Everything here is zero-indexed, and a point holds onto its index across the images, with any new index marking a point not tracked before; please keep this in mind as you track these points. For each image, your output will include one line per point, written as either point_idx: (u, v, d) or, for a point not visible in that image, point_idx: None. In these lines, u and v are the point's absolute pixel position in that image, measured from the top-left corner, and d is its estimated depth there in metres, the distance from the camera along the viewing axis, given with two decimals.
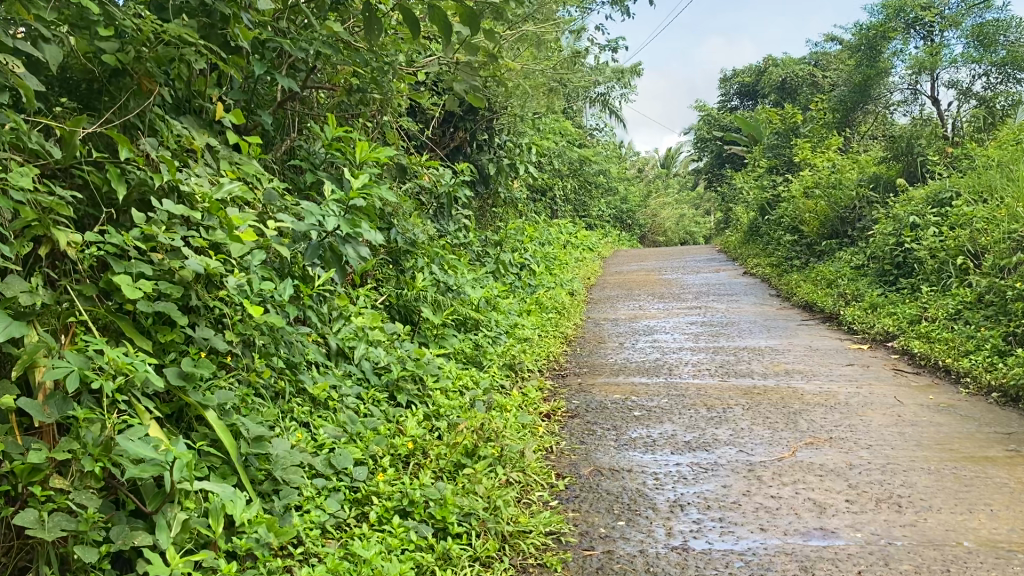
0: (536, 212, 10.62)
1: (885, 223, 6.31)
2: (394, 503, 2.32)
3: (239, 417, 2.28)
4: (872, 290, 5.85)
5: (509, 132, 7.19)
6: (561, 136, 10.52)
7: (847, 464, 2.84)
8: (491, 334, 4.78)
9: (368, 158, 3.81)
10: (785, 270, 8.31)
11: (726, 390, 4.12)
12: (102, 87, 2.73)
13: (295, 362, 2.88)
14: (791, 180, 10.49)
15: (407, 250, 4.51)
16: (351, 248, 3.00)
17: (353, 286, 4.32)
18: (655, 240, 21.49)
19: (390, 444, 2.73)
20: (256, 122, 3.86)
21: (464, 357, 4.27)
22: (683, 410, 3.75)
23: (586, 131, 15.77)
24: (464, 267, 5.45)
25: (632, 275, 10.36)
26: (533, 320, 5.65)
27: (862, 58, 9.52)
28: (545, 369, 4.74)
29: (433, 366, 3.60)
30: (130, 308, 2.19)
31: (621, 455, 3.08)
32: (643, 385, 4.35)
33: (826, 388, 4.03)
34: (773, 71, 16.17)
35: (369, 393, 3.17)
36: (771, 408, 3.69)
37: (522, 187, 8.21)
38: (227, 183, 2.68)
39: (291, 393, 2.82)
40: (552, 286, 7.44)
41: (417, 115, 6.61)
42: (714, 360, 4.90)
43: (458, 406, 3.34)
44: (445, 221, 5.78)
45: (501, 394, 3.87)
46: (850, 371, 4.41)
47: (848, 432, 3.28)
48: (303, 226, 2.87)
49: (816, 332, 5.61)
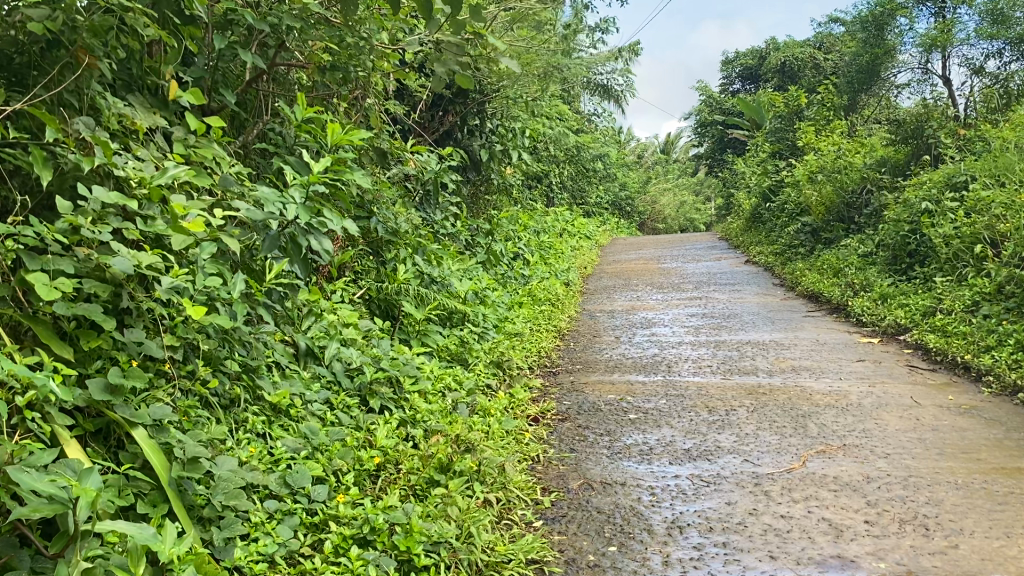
0: (531, 200, 10.33)
1: (895, 209, 6.03)
2: (354, 530, 2.04)
3: (177, 434, 2.00)
4: (882, 280, 5.58)
5: (502, 115, 6.91)
6: (557, 121, 10.22)
7: (864, 477, 2.57)
8: (479, 329, 4.51)
9: (341, 142, 3.51)
10: (790, 258, 8.03)
11: (729, 390, 3.84)
12: (35, 61, 2.42)
13: (252, 366, 2.60)
14: (795, 164, 10.19)
15: (388, 240, 4.23)
16: (315, 240, 2.73)
17: (329, 279, 4.04)
18: (655, 227, 21.18)
19: (356, 457, 2.45)
20: (221, 103, 3.57)
21: (448, 355, 3.99)
22: (683, 413, 3.47)
23: (583, 117, 15.46)
24: (451, 258, 5.17)
25: (629, 264, 10.09)
26: (524, 313, 5.37)
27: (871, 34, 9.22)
28: (536, 366, 4.47)
29: (410, 367, 3.32)
30: (48, 311, 1.91)
31: (614, 466, 2.81)
32: (639, 383, 4.08)
33: (835, 387, 3.76)
34: (774, 53, 15.86)
35: (338, 398, 2.89)
36: (777, 411, 3.42)
37: (516, 174, 7.93)
38: (171, 168, 2.40)
39: (247, 401, 2.54)
40: (546, 277, 7.16)
41: (405, 98, 6.32)
42: (715, 355, 4.63)
43: (438, 410, 3.06)
44: (431, 208, 5.50)
45: (487, 396, 3.60)
46: (861, 367, 4.14)
47: (862, 438, 3.00)
48: (262, 215, 2.60)
49: (823, 324, 5.33)
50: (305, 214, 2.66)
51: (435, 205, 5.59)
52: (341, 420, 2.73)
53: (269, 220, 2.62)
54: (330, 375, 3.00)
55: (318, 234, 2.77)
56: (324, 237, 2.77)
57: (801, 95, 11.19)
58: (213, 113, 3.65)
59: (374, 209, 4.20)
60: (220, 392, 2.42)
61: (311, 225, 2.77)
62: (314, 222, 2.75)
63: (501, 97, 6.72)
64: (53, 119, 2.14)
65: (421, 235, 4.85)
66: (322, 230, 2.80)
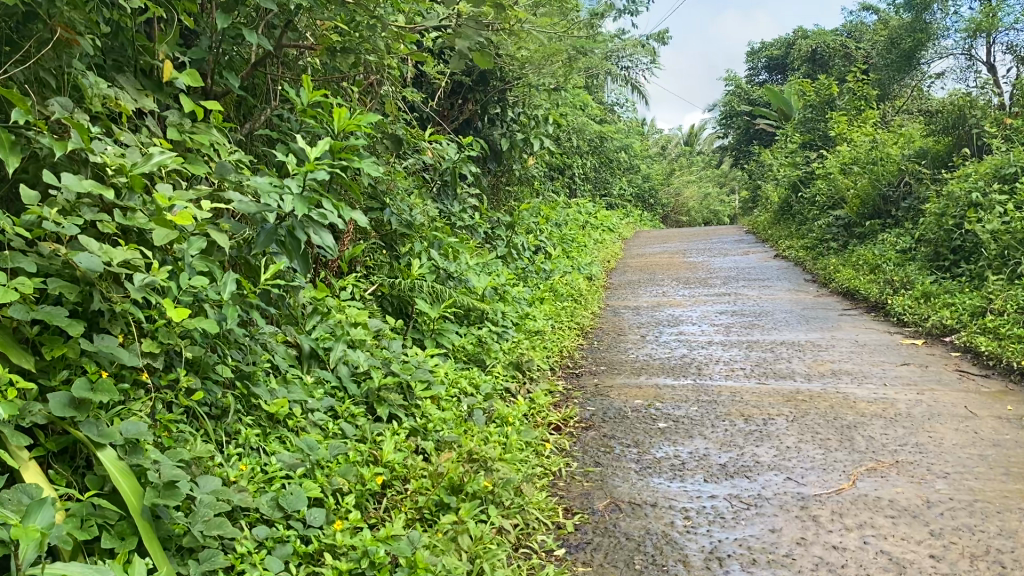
0: (554, 192, 10.07)
1: (937, 202, 5.72)
2: (351, 564, 1.81)
3: (152, 453, 1.77)
4: (924, 277, 5.29)
5: (524, 104, 6.67)
6: (579, 110, 9.94)
7: (924, 502, 2.31)
8: (497, 327, 4.26)
9: (348, 127, 3.27)
10: (822, 253, 7.72)
11: (766, 396, 3.57)
12: (11, 34, 2.20)
13: (247, 371, 2.37)
14: (826, 156, 9.85)
15: (402, 233, 4.00)
16: (317, 234, 2.53)
17: (338, 274, 3.81)
18: (678, 220, 20.79)
19: (358, 475, 2.22)
20: (225, 86, 3.35)
21: (464, 355, 3.75)
22: (717, 422, 3.21)
23: (606, 107, 15.15)
24: (468, 251, 4.93)
25: (654, 257, 9.81)
26: (545, 310, 5.12)
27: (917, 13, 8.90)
28: (558, 368, 4.22)
29: (422, 370, 3.07)
30: (5, 315, 1.69)
31: (644, 484, 2.56)
32: (668, 388, 3.82)
33: (880, 394, 3.48)
34: (804, 42, 15.47)
35: (342, 406, 2.65)
36: (819, 421, 3.15)
37: (539, 165, 7.68)
38: (155, 154, 2.17)
39: (240, 411, 2.31)
40: (568, 271, 6.90)
41: (423, 85, 6.09)
42: (749, 357, 4.35)
43: (451, 419, 2.84)
44: (449, 200, 5.27)
45: (505, 401, 3.35)
46: (907, 372, 3.86)
47: (916, 453, 2.73)
48: (256, 207, 2.40)
49: (861, 324, 5.04)
50: (304, 206, 2.46)
51: (453, 197, 5.36)
52: (344, 431, 2.49)
53: (266, 213, 2.42)
54: (334, 379, 2.77)
55: (319, 227, 2.57)
56: (325, 231, 2.56)
57: (834, 84, 10.83)
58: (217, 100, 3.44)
59: (387, 200, 3.97)
60: (207, 402, 2.19)
61: (310, 217, 2.56)
62: (314, 214, 2.55)
63: (523, 85, 6.47)
64: (22, 100, 1.92)
65: (437, 228, 4.61)
66: (322, 223, 2.59)
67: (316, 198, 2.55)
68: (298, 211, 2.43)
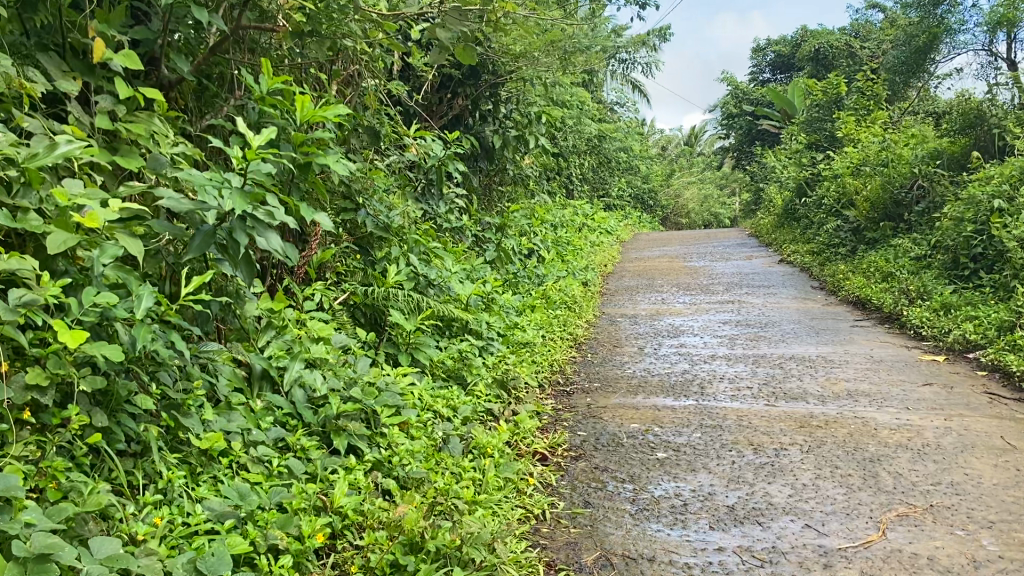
0: (550, 193, 9.73)
1: (955, 206, 5.39)
2: None
3: (27, 518, 1.41)
4: (943, 287, 4.96)
5: (517, 100, 6.33)
6: (576, 108, 9.59)
7: (970, 561, 1.97)
8: (482, 339, 3.90)
9: (312, 118, 2.86)
10: (829, 259, 7.39)
11: (776, 420, 3.23)
12: None
13: (176, 400, 2.02)
14: (833, 157, 9.53)
15: (378, 236, 3.66)
16: (262, 237, 2.16)
17: (305, 282, 3.46)
18: (678, 223, 20.45)
19: (302, 529, 1.88)
20: (178, 76, 2.98)
21: (444, 372, 3.40)
22: (722, 452, 2.87)
23: (605, 106, 14.80)
24: (453, 256, 4.59)
25: (652, 261, 9.47)
26: (536, 320, 4.78)
27: (931, 8, 8.54)
28: (548, 385, 3.87)
29: (391, 394, 2.72)
30: None
31: (639, 532, 2.23)
32: (667, 409, 3.47)
33: (903, 420, 3.13)
34: (808, 41, 15.13)
35: (293, 437, 2.30)
36: (838, 452, 2.81)
37: (534, 165, 7.35)
38: (62, 144, 1.81)
39: (162, 449, 1.96)
40: (563, 276, 6.56)
41: (410, 79, 5.75)
42: (756, 374, 4.01)
43: (421, 452, 2.50)
44: (435, 200, 4.93)
45: (485, 426, 3.01)
46: (930, 393, 3.52)
47: (952, 495, 2.39)
48: (189, 205, 2.06)
49: (875, 337, 4.69)
50: (244, 204, 2.11)
51: (440, 197, 5.02)
52: (292, 469, 2.14)
53: (201, 212, 2.08)
54: (286, 405, 2.42)
55: (265, 229, 2.20)
56: (273, 233, 2.20)
57: (841, 82, 10.50)
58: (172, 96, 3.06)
59: (362, 200, 3.63)
60: (118, 439, 1.84)
61: (256, 217, 2.19)
62: (260, 213, 2.19)
63: (516, 79, 6.13)
64: None
65: (420, 231, 4.27)
66: (269, 224, 2.23)
67: (261, 193, 2.19)
68: (238, 209, 2.08)
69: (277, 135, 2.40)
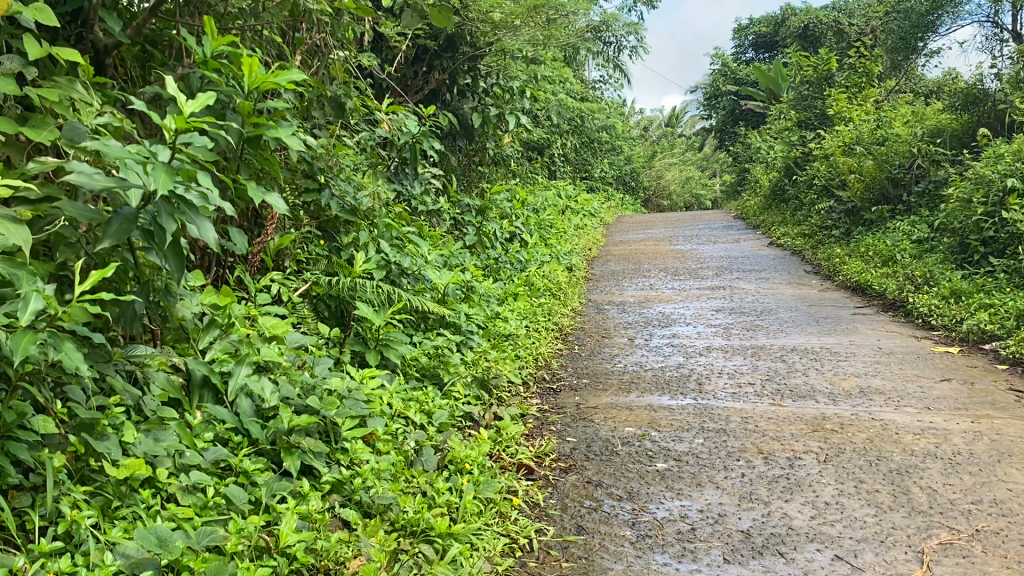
0: (531, 173, 9.38)
1: (962, 186, 5.13)
2: None
3: None
4: (951, 274, 4.70)
5: (498, 74, 5.97)
6: (557, 86, 9.23)
7: None
8: (461, 332, 3.57)
9: (263, 85, 2.48)
10: (822, 242, 7.12)
11: (786, 422, 2.92)
12: None
13: (87, 421, 1.68)
14: (824, 137, 9.26)
15: (345, 218, 3.32)
16: (191, 223, 1.80)
17: (262, 271, 3.10)
18: (659, 205, 20.18)
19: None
20: (115, 39, 2.56)
21: (417, 370, 3.07)
22: (729, 461, 2.56)
23: (587, 85, 14.44)
24: (429, 241, 4.24)
25: (638, 245, 9.16)
26: (519, 309, 4.45)
27: None
28: (532, 382, 3.55)
29: (354, 402, 2.38)
30: None
31: (644, 566, 1.92)
32: (664, 409, 3.15)
33: (926, 422, 2.84)
34: (794, 19, 14.86)
35: (237, 458, 1.96)
36: (859, 463, 2.49)
37: (516, 144, 6.99)
38: None
39: (68, 483, 1.60)
40: (546, 261, 6.24)
41: (383, 50, 5.38)
42: (756, 368, 3.70)
43: (387, 472, 2.17)
44: (408, 180, 4.57)
45: (463, 434, 2.68)
46: (949, 389, 3.23)
47: (999, 515, 2.09)
48: (106, 182, 1.67)
49: (879, 326, 4.40)
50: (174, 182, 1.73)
51: (414, 176, 4.66)
52: (230, 498, 1.80)
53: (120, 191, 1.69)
54: (229, 416, 2.07)
55: (197, 215, 1.82)
56: (205, 219, 1.84)
57: (833, 58, 10.21)
58: (110, 65, 2.62)
59: (327, 179, 3.28)
60: (11, 473, 1.50)
61: (185, 200, 1.81)
62: (190, 194, 1.82)
63: (497, 52, 5.78)
64: None
65: (392, 214, 3.92)
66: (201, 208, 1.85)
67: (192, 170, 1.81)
68: (164, 187, 1.70)
69: (213, 102, 2.02)
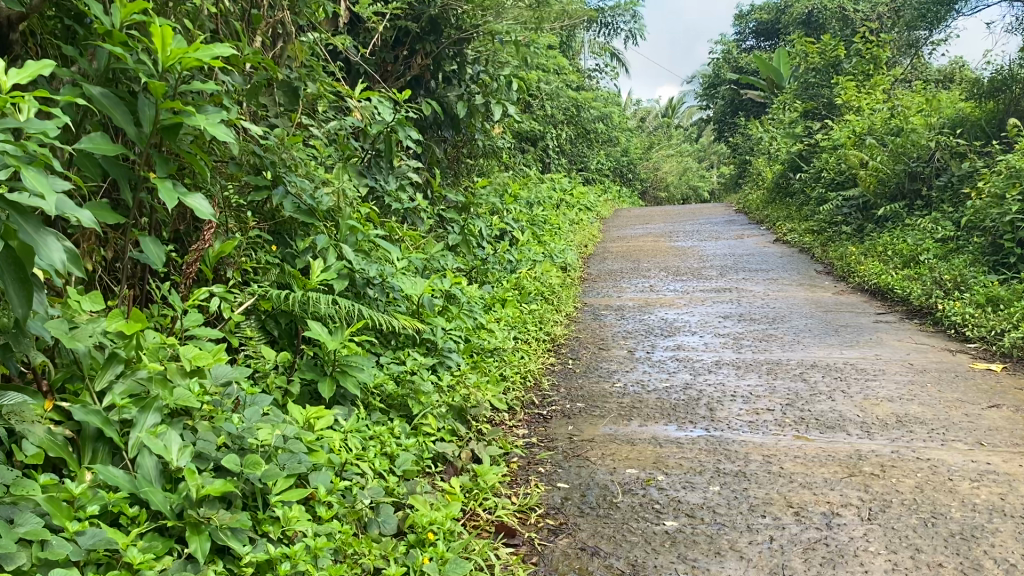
0: (524, 165, 8.90)
1: (994, 180, 4.69)
2: None
3: None
4: (985, 278, 4.26)
5: (487, 59, 5.49)
6: (549, 73, 8.75)
7: None
8: (437, 350, 3.11)
9: (183, 62, 2.00)
10: (833, 239, 6.69)
11: (819, 462, 2.47)
12: None
13: None
14: (832, 126, 8.82)
15: (304, 216, 2.90)
16: (28, 238, 1.38)
17: (202, 281, 2.65)
18: (657, 196, 19.68)
19: None
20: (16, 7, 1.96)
21: (382, 401, 2.62)
22: (755, 520, 2.10)
23: (584, 74, 13.95)
24: (405, 244, 3.77)
25: (637, 241, 8.70)
26: (505, 319, 4.00)
27: None
28: (518, 408, 3.10)
29: (291, 455, 1.92)
30: None
31: None
32: (671, 443, 2.70)
33: (983, 464, 2.40)
34: (797, 6, 14.41)
35: (124, 543, 1.50)
36: (913, 522, 2.04)
37: (507, 134, 6.52)
38: None
39: None
40: (538, 260, 5.78)
41: (361, 34, 4.95)
42: (775, 389, 3.25)
43: (325, 554, 1.71)
44: (383, 174, 4.11)
45: (430, 485, 2.23)
46: (1001, 417, 2.80)
47: None
48: None
49: (907, 336, 3.96)
50: None
51: (390, 170, 4.19)
52: None
53: None
54: (123, 481, 1.62)
55: (35, 229, 1.40)
56: (49, 235, 1.42)
57: (840, 44, 9.75)
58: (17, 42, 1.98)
59: (281, 173, 2.85)
60: None
61: (19, 208, 1.38)
62: (28, 200, 1.39)
63: (485, 35, 5.31)
64: None
65: (361, 214, 3.45)
66: (40, 219, 1.43)
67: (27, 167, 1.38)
68: None
69: (49, 71, 1.56)
